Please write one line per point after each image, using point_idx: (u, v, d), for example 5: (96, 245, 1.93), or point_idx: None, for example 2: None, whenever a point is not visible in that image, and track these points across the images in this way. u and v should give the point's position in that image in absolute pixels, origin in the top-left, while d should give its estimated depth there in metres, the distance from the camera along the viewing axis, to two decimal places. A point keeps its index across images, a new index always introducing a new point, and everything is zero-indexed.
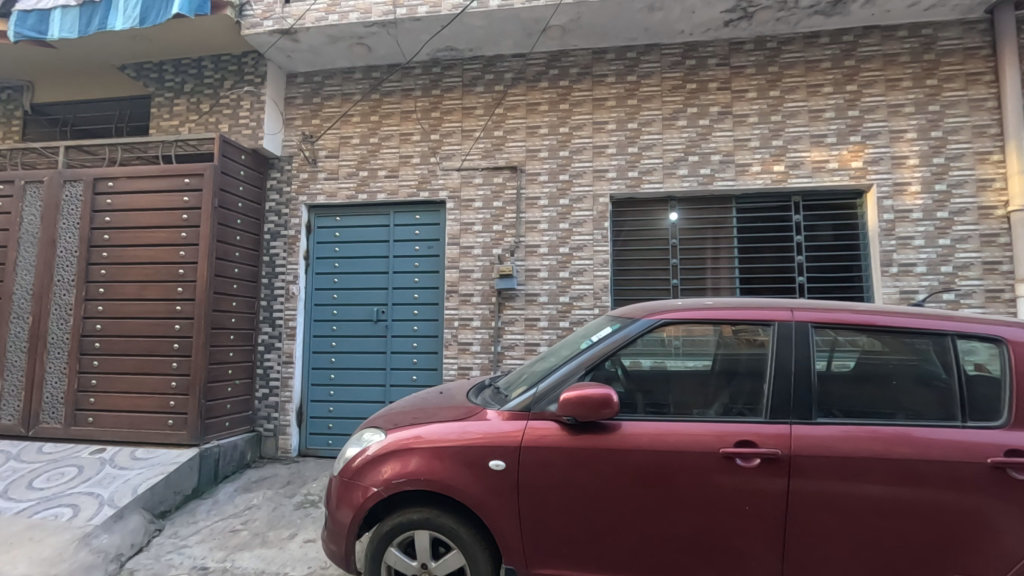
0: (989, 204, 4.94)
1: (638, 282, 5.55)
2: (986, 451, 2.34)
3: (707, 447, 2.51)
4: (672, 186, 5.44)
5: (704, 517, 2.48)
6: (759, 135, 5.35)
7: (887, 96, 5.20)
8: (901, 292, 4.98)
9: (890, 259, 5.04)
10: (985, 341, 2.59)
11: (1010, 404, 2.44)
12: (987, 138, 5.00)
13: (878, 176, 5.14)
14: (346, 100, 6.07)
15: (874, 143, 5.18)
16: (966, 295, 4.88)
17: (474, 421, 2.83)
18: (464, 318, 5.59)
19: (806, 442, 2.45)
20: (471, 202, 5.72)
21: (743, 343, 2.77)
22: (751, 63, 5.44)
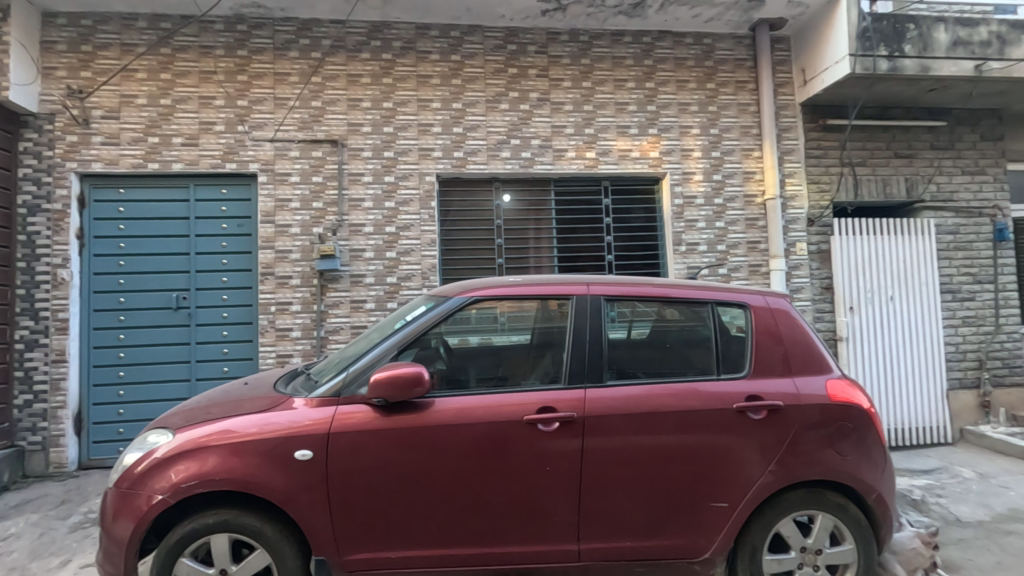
0: (751, 193, 5.91)
1: (466, 261, 5.66)
2: (732, 398, 2.81)
3: (512, 416, 2.66)
4: (496, 167, 5.60)
5: (510, 482, 2.63)
6: (573, 123, 5.73)
7: (677, 95, 5.90)
8: (688, 267, 5.77)
9: (679, 239, 5.79)
10: (736, 307, 3.09)
11: (751, 358, 2.96)
12: (750, 137, 5.96)
13: (671, 166, 5.84)
14: (126, 51, 5.18)
15: (667, 136, 5.86)
16: (734, 270, 5.82)
17: (279, 411, 2.65)
18: (282, 302, 5.20)
19: (597, 404, 2.72)
20: (287, 176, 5.30)
21: (555, 316, 2.95)
22: (566, 53, 5.77)
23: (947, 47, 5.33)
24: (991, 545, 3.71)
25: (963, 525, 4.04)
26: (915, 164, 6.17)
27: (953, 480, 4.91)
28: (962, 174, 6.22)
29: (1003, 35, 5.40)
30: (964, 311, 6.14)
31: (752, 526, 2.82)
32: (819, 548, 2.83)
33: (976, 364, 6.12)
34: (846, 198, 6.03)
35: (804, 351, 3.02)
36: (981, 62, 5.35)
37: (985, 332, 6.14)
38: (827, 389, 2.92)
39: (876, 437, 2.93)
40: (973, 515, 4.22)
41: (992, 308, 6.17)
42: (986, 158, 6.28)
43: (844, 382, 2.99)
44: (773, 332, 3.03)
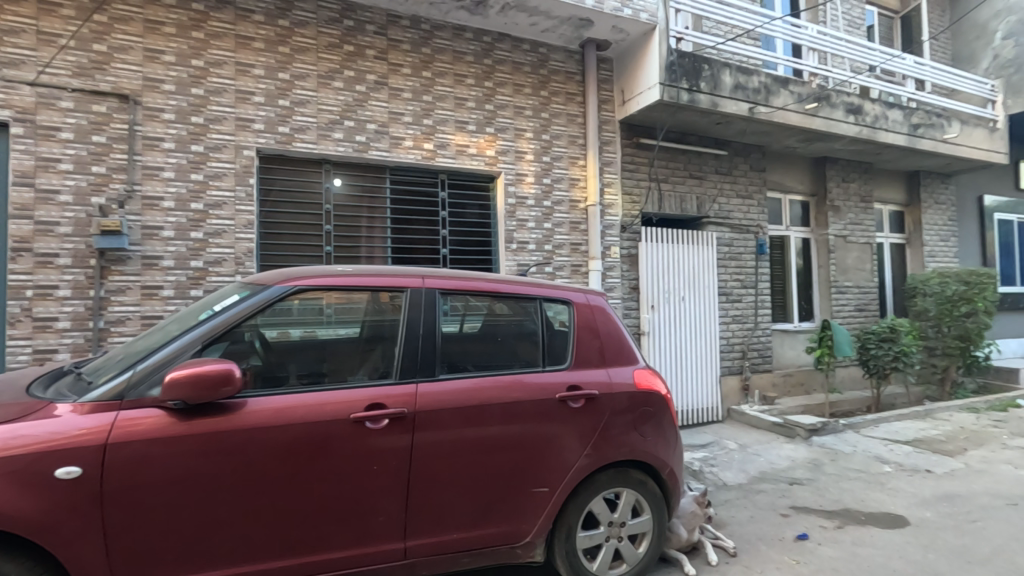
0: (575, 198, 6.38)
1: (289, 247, 5.19)
2: (555, 389, 3.00)
3: (337, 415, 2.49)
4: (326, 149, 5.22)
5: (333, 485, 2.47)
6: (412, 111, 5.60)
7: (513, 98, 6.11)
8: (517, 265, 6.02)
9: (511, 237, 6.02)
10: (561, 303, 3.30)
11: (572, 350, 3.19)
12: (577, 147, 6.44)
13: (505, 166, 6.04)
14: None
15: (502, 136, 6.04)
16: (559, 269, 6.23)
17: (35, 420, 2.13)
18: (43, 286, 4.22)
19: (428, 398, 2.68)
20: (54, 131, 4.31)
21: (387, 309, 2.84)
22: (406, 39, 5.61)
23: (730, 89, 6.35)
24: (746, 503, 4.52)
25: (728, 489, 4.86)
26: (703, 185, 7.24)
27: (722, 452, 5.88)
28: (737, 197, 7.47)
29: (768, 85, 6.60)
30: (733, 310, 7.40)
31: (569, 507, 3.03)
32: (623, 521, 3.16)
33: (740, 354, 7.43)
34: (652, 210, 6.86)
35: (616, 344, 3.34)
36: (753, 104, 6.48)
37: (747, 328, 7.48)
38: (633, 378, 3.27)
39: (670, 419, 3.36)
40: (735, 479, 5.10)
41: (752, 309, 7.53)
42: (753, 186, 7.63)
43: (647, 371, 3.38)
44: (591, 327, 3.30)
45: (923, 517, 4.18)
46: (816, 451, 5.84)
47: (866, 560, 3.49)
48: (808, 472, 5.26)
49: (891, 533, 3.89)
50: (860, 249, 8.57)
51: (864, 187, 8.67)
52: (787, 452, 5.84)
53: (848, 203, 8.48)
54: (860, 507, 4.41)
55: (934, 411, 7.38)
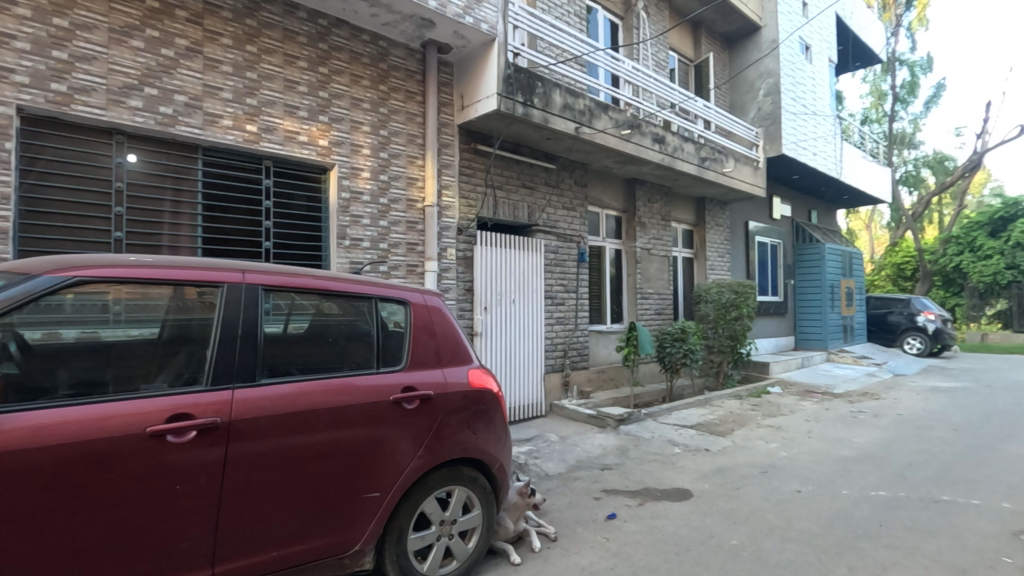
0: (413, 197, 6.31)
1: (63, 229, 4.29)
2: (389, 390, 2.93)
3: (129, 429, 2.13)
4: (119, 117, 4.43)
5: (121, 511, 2.10)
6: (232, 87, 5.03)
7: (350, 88, 5.84)
8: (350, 262, 5.76)
9: (344, 233, 5.74)
10: (397, 303, 3.24)
11: (408, 351, 3.15)
12: (416, 146, 6.38)
13: (339, 158, 5.74)
14: None
15: (337, 126, 5.74)
16: (394, 268, 6.10)
17: None
18: None
19: (246, 405, 2.43)
20: None
21: (196, 307, 2.50)
22: (227, 6, 5.02)
23: (560, 108, 6.85)
24: (566, 490, 4.90)
25: (550, 478, 5.22)
26: (534, 195, 7.69)
27: (545, 444, 6.30)
28: (563, 209, 8.09)
29: (592, 109, 7.26)
30: (557, 313, 7.98)
31: (401, 510, 2.98)
32: (454, 518, 3.20)
33: (562, 353, 8.04)
34: (487, 214, 7.09)
35: (452, 344, 3.38)
36: (578, 125, 7.08)
37: (569, 329, 8.13)
38: (468, 377, 3.34)
39: (501, 416, 3.50)
40: (556, 469, 5.50)
41: (573, 312, 8.21)
42: (576, 199, 8.32)
43: (481, 370, 3.48)
44: (427, 328, 3.30)
45: (703, 489, 4.96)
46: (623, 438, 6.57)
47: (661, 530, 4.03)
48: (616, 457, 5.89)
49: (680, 505, 4.55)
50: (660, 260, 9.87)
51: (665, 208, 10.02)
52: (600, 440, 6.47)
53: (652, 220, 9.73)
54: (656, 485, 5.07)
55: (711, 399, 8.82)
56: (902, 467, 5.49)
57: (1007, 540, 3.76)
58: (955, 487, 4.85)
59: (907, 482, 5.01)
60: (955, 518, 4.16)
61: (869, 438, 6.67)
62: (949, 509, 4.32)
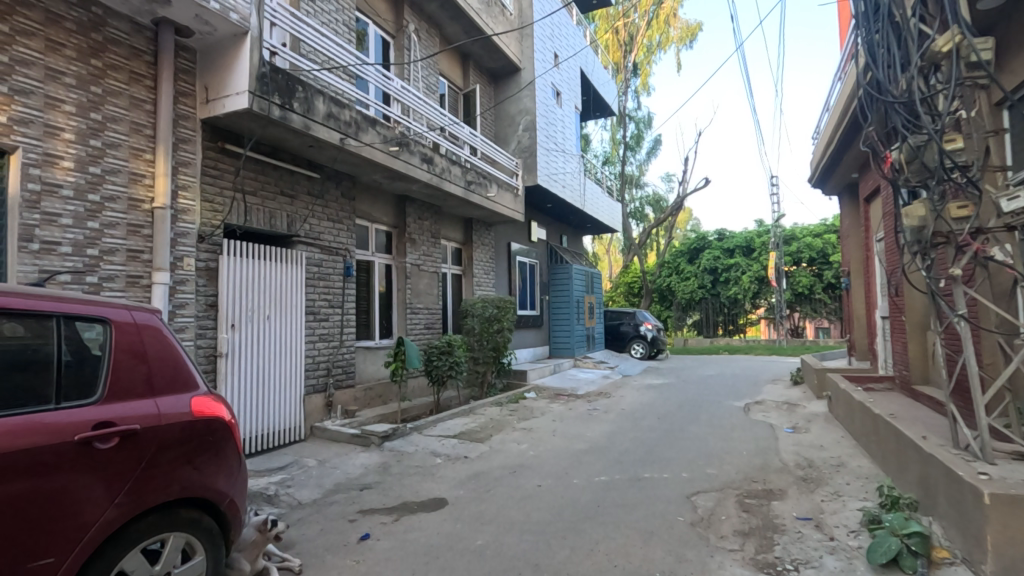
0: (137, 197, 5.42)
1: None
2: (73, 430, 2.40)
3: None
4: None
5: None
6: None
7: (44, 56, 4.80)
8: (41, 271, 4.69)
9: (30, 234, 4.66)
10: (93, 322, 2.71)
11: (105, 380, 2.65)
12: (142, 137, 5.51)
13: (26, 141, 4.66)
14: None
15: (23, 101, 4.65)
16: (107, 279, 5.14)
17: None
18: None
19: None
20: None
21: None
22: None
23: (323, 116, 6.58)
24: (318, 517, 4.65)
25: (301, 507, 4.88)
26: (295, 204, 7.23)
27: (301, 471, 5.88)
28: (328, 220, 7.75)
29: (358, 121, 7.14)
30: (320, 329, 7.58)
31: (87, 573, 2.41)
32: (167, 572, 2.72)
33: (325, 372, 7.65)
34: (236, 222, 6.42)
35: (170, 368, 2.94)
36: (343, 136, 6.89)
37: (332, 346, 7.78)
38: (190, 406, 2.93)
39: (233, 448, 3.14)
40: (310, 496, 5.17)
41: (338, 328, 7.88)
42: (343, 211, 8.06)
43: (209, 397, 3.10)
44: (136, 351, 2.82)
45: (457, 495, 5.21)
46: (386, 455, 6.52)
47: (413, 543, 4.09)
48: (377, 475, 5.80)
49: (435, 515, 4.68)
50: (429, 276, 10.14)
51: (434, 225, 10.35)
52: (362, 460, 6.30)
53: (422, 237, 9.95)
54: (414, 498, 5.15)
55: (474, 408, 9.33)
56: (619, 454, 6.55)
57: (682, 502, 4.77)
58: (654, 466, 5.98)
59: (620, 466, 5.99)
60: (650, 491, 5.12)
61: (599, 431, 7.81)
62: (646, 485, 5.30)
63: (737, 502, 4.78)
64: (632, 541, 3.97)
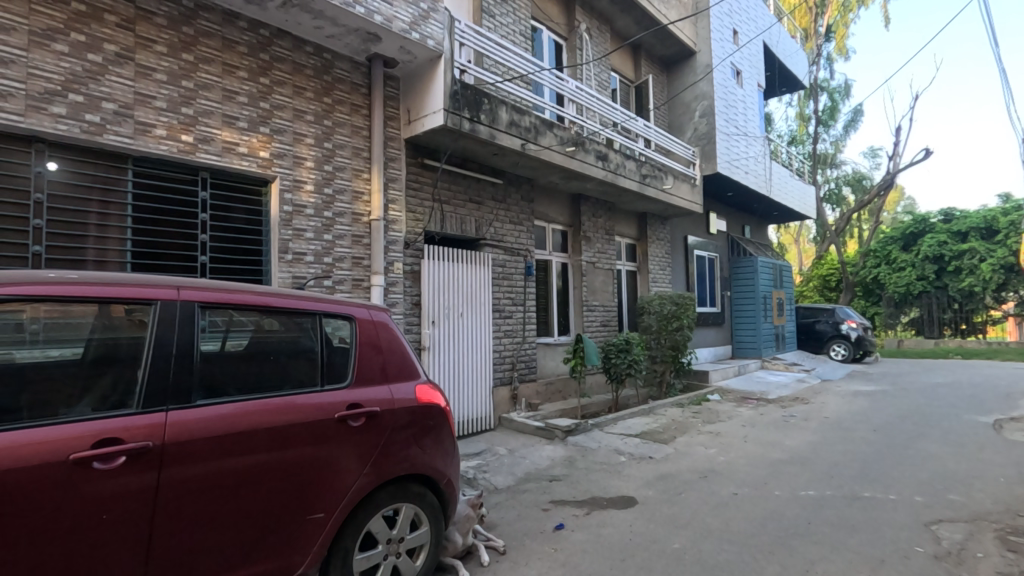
0: (358, 211, 6.33)
1: None
2: (334, 408, 2.85)
3: (50, 456, 1.98)
4: (39, 124, 4.29)
5: (42, 544, 1.94)
6: (166, 96, 4.97)
7: (293, 99, 5.85)
8: (293, 276, 5.72)
9: (286, 247, 5.70)
10: (343, 318, 3.17)
11: (353, 368, 3.08)
12: (361, 159, 6.41)
13: (282, 171, 5.72)
14: None
15: (279, 138, 5.72)
16: (339, 283, 6.08)
17: None
18: None
19: (181, 429, 2.30)
20: None
21: (123, 325, 2.35)
22: (161, 13, 4.97)
23: (506, 124, 6.96)
24: (514, 502, 4.93)
25: (498, 492, 5.22)
26: (482, 209, 7.77)
27: (494, 458, 6.29)
28: (510, 223, 8.19)
29: (537, 126, 7.42)
30: (505, 326, 8.04)
31: (345, 529, 2.88)
32: (402, 536, 3.14)
33: (510, 366, 8.09)
34: (434, 228, 7.12)
35: (399, 359, 3.34)
36: (524, 141, 7.21)
37: (517, 342, 8.19)
38: (415, 393, 3.30)
39: (448, 431, 3.47)
40: (505, 482, 5.50)
41: (521, 325, 8.28)
42: (523, 213, 8.44)
43: (428, 385, 3.46)
44: (374, 343, 3.24)
45: (646, 495, 5.12)
46: (571, 449, 6.67)
47: (607, 538, 4.12)
48: (564, 468, 5.96)
49: (626, 513, 4.66)
50: (605, 273, 10.13)
51: (609, 222, 10.31)
52: (548, 452, 6.54)
53: (596, 234, 9.98)
54: (603, 494, 5.18)
55: (654, 408, 9.08)
56: (828, 468, 5.83)
57: (920, 531, 4.07)
58: (878, 484, 5.22)
59: (832, 481, 5.33)
60: (874, 513, 4.47)
61: (800, 441, 7.04)
62: (868, 506, 4.64)
63: (998, 538, 3.93)
64: (858, 569, 3.50)
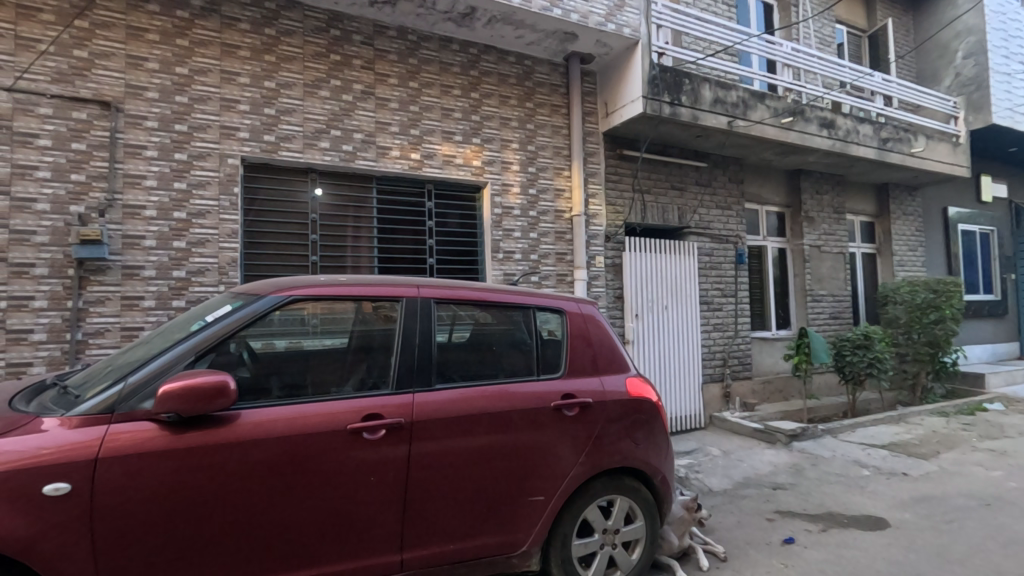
0: (560, 209, 6.55)
1: (271, 255, 5.27)
2: (550, 397, 2.99)
3: (334, 425, 2.44)
4: (313, 158, 5.34)
5: (331, 496, 2.41)
6: (399, 121, 5.75)
7: (499, 109, 6.29)
8: (505, 274, 6.17)
9: (498, 246, 6.17)
10: (554, 312, 3.28)
11: (565, 359, 3.18)
12: (562, 158, 6.61)
13: (492, 176, 6.20)
14: None
15: (489, 146, 6.21)
16: (545, 278, 6.39)
17: (19, 436, 2.04)
18: (18, 297, 4.23)
19: (425, 408, 2.64)
20: (32, 138, 4.34)
21: (374, 319, 2.77)
22: (393, 50, 5.77)
23: (710, 103, 6.50)
24: (733, 507, 4.59)
25: (714, 495, 4.91)
26: (685, 196, 7.39)
27: (706, 458, 5.94)
28: (716, 208, 7.64)
29: (746, 100, 6.77)
30: (714, 319, 7.53)
31: (563, 513, 3.01)
32: (618, 528, 3.16)
33: (721, 362, 7.55)
34: (635, 220, 7.00)
35: (608, 352, 3.35)
36: (731, 118, 6.64)
37: (728, 336, 7.61)
38: (625, 386, 3.28)
39: (660, 426, 3.38)
40: (721, 485, 5.16)
41: (733, 318, 7.67)
42: (732, 197, 7.81)
43: (639, 379, 3.41)
44: (584, 335, 3.30)
45: (902, 518, 4.31)
46: (797, 456, 5.96)
47: (851, 562, 3.58)
48: (790, 476, 5.36)
49: (874, 536, 3.99)
50: (833, 258, 8.82)
51: (837, 199, 8.94)
52: (769, 457, 5.94)
53: (822, 214, 8.73)
54: (842, 510, 4.52)
55: (906, 416, 7.60)
56: None
57: None
58: None
59: None
60: None
61: None
62: None
63: None
64: None
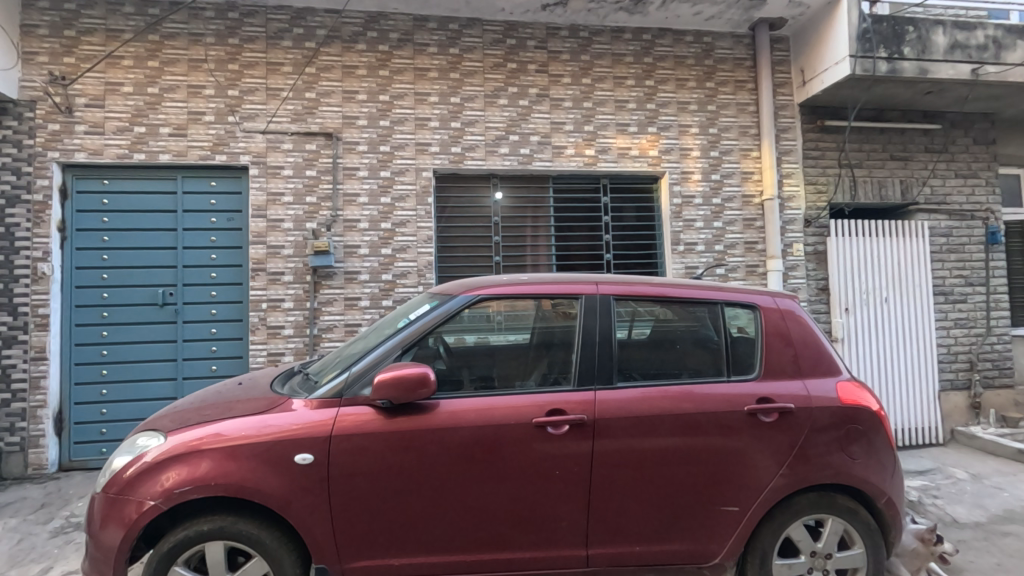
0: (749, 193, 5.99)
1: (460, 258, 5.73)
2: (743, 400, 2.73)
3: (520, 418, 2.55)
4: (494, 164, 5.67)
5: (519, 486, 2.52)
6: (573, 119, 5.81)
7: (676, 93, 5.97)
8: (686, 267, 5.84)
9: (678, 239, 5.87)
10: (745, 307, 3.00)
11: (760, 359, 2.88)
12: (749, 138, 6.04)
13: (670, 165, 5.91)
14: (158, 43, 5.21)
15: (666, 134, 5.93)
16: (732, 270, 5.90)
17: (276, 412, 2.51)
18: (274, 299, 5.24)
19: (607, 406, 2.62)
20: (279, 169, 5.33)
21: (554, 316, 2.83)
22: (565, 49, 5.84)
23: (946, 50, 5.36)
24: (990, 546, 3.71)
25: (961, 527, 4.03)
26: (910, 166, 6.21)
27: (948, 481, 4.91)
28: (955, 177, 6.28)
29: (1000, 39, 5.43)
30: (955, 313, 6.19)
31: (762, 529, 2.74)
32: (829, 553, 2.77)
33: (967, 366, 6.18)
34: (843, 200, 6.09)
35: (812, 352, 2.96)
36: (977, 65, 5.38)
37: (976, 334, 6.20)
38: (837, 392, 2.86)
39: (884, 440, 2.88)
40: (970, 516, 4.21)
41: (983, 310, 6.22)
42: (978, 162, 6.34)
43: (853, 384, 2.94)
44: (783, 333, 2.95)
45: None
46: None
47: None
48: None
49: None
50: None
51: None
52: None
53: None
54: None
55: None
56: None
57: None
58: None
59: None
60: None
61: None
62: None
63: None
64: None
